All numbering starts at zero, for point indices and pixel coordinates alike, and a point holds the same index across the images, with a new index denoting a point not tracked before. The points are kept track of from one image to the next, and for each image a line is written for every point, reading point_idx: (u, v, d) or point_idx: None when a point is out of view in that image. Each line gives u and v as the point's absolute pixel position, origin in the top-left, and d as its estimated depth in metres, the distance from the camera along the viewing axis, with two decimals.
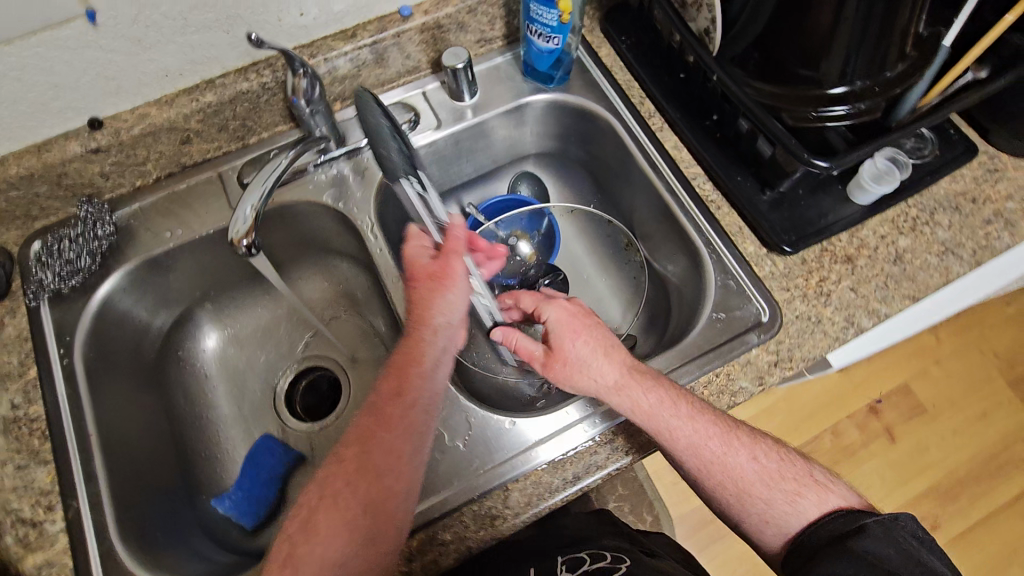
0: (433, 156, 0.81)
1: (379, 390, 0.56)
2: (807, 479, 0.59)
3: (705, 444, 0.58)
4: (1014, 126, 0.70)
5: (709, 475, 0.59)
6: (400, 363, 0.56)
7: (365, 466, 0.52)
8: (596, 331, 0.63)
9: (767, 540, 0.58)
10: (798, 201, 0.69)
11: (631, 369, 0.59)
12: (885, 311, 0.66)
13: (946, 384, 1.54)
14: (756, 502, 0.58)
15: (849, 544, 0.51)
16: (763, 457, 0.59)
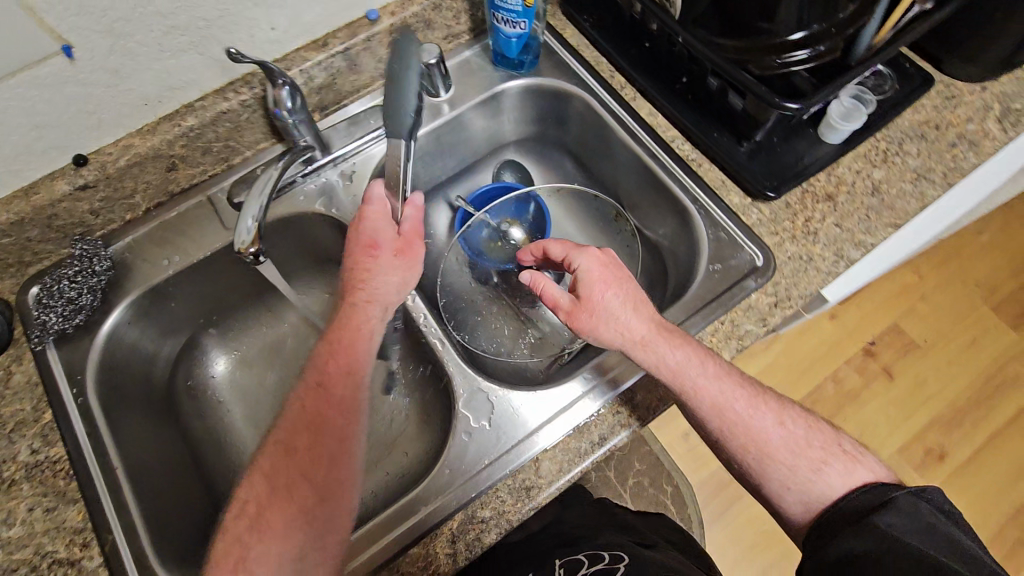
0: (416, 154, 0.82)
1: (324, 370, 0.60)
2: (835, 449, 0.60)
3: (732, 403, 0.60)
4: (963, 53, 0.74)
5: (734, 436, 0.61)
6: (341, 339, 0.61)
7: (314, 450, 0.57)
8: (628, 286, 0.63)
9: (790, 506, 0.60)
10: (774, 149, 0.72)
11: (658, 326, 0.61)
12: (871, 241, 0.69)
13: (934, 318, 1.59)
14: (779, 467, 0.60)
15: (875, 519, 0.52)
16: (790, 423, 0.61)
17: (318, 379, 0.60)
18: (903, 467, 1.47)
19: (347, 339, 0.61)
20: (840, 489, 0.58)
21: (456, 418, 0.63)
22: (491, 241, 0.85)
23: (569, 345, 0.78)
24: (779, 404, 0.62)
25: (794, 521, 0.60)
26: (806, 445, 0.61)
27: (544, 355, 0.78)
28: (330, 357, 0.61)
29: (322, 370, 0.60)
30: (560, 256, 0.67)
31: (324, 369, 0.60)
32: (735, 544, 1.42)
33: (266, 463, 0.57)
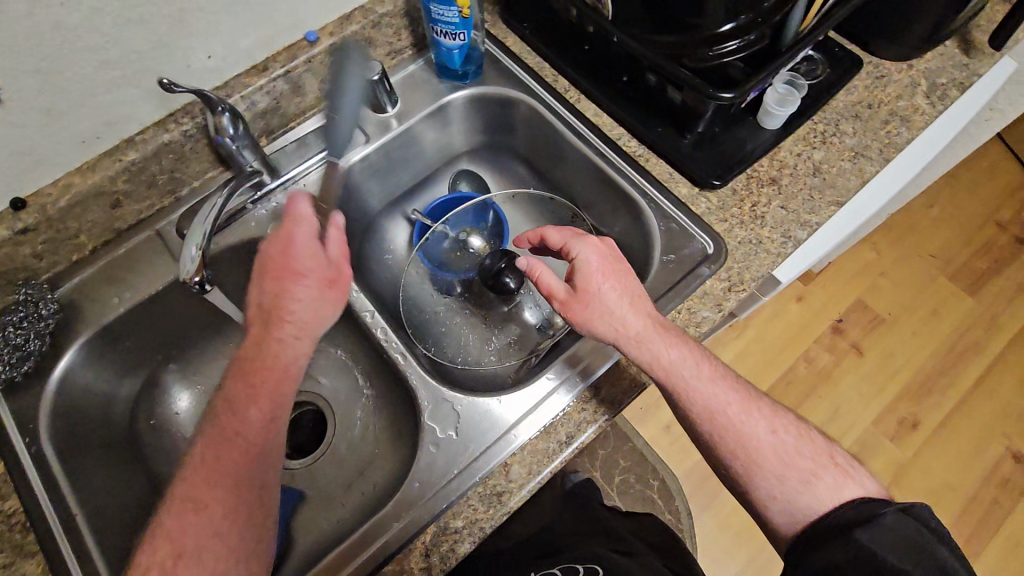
0: (368, 171, 0.82)
1: (233, 414, 0.58)
2: (826, 462, 0.63)
3: (725, 407, 0.63)
4: (887, 34, 0.78)
5: (724, 439, 0.63)
6: (252, 373, 0.59)
7: (223, 485, 0.55)
8: (626, 280, 0.64)
9: (775, 515, 0.62)
10: (717, 139, 0.74)
11: (654, 321, 0.62)
12: (816, 220, 0.71)
13: (896, 292, 1.64)
14: (767, 476, 0.62)
15: (862, 537, 0.56)
16: (783, 431, 0.64)
17: (224, 408, 0.58)
18: (879, 439, 1.50)
19: (252, 368, 0.59)
20: (827, 500, 0.60)
21: (424, 429, 0.63)
22: (452, 252, 0.85)
23: (537, 349, 0.78)
24: (773, 413, 0.64)
25: (777, 528, 0.63)
26: (795, 453, 0.63)
27: (512, 361, 0.79)
28: (239, 387, 0.59)
29: (229, 401, 0.58)
30: (558, 245, 0.67)
31: (234, 401, 0.58)
32: (724, 531, 1.43)
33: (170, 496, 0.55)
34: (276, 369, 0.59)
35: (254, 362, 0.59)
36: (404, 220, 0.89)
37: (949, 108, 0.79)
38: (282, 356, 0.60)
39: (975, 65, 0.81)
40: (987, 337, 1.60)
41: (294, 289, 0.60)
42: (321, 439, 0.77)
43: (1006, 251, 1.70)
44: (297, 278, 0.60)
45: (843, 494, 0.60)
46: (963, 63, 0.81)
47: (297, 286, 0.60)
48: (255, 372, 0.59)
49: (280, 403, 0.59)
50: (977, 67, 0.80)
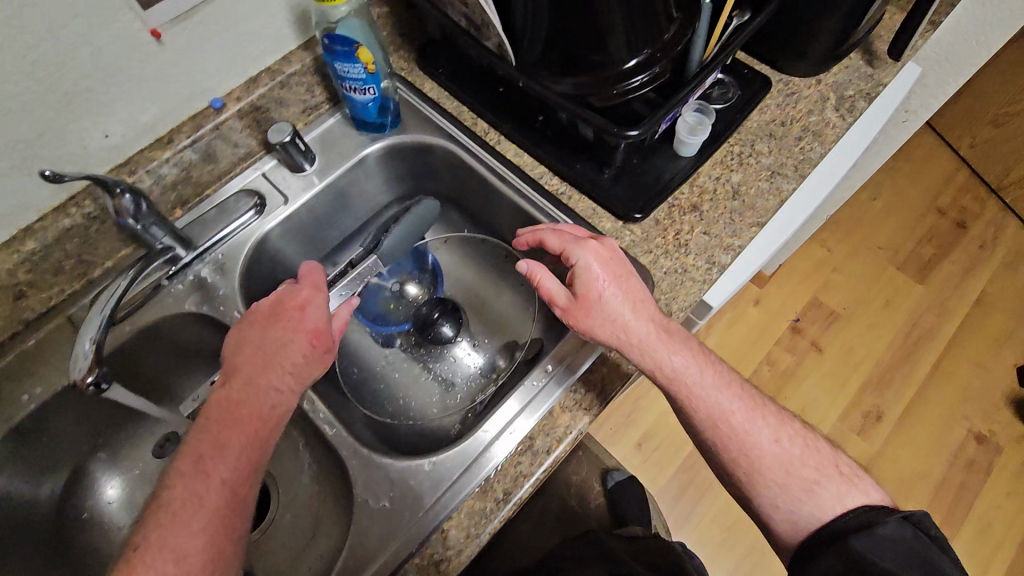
0: (292, 230, 0.80)
1: (213, 454, 0.54)
2: (831, 470, 0.63)
3: (728, 415, 0.64)
4: (791, 53, 0.79)
5: (728, 449, 0.63)
6: (232, 416, 0.57)
7: (199, 534, 0.50)
8: (628, 284, 0.64)
9: (779, 523, 0.62)
10: (636, 170, 0.74)
11: (656, 328, 0.63)
12: (738, 243, 0.71)
13: (849, 287, 1.66)
14: (770, 485, 0.63)
15: (859, 543, 0.55)
16: (787, 440, 0.64)
17: (197, 452, 0.54)
18: (846, 434, 1.51)
19: (227, 410, 0.57)
20: (829, 508, 0.60)
21: (355, 500, 0.60)
22: (389, 302, 0.84)
23: (480, 396, 0.77)
24: (778, 422, 0.65)
25: (780, 537, 0.63)
26: (800, 465, 0.63)
27: (454, 412, 0.77)
28: (214, 430, 0.56)
29: (201, 444, 0.55)
30: (558, 250, 0.67)
31: (210, 444, 0.55)
32: (705, 544, 1.42)
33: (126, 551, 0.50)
34: (257, 416, 0.58)
35: (229, 406, 0.58)
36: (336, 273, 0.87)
37: (858, 120, 0.80)
38: (266, 400, 0.59)
39: (879, 74, 0.83)
40: (939, 322, 1.62)
41: (281, 337, 0.62)
42: (263, 513, 0.74)
43: (948, 236, 1.73)
44: (288, 329, 0.63)
45: (845, 503, 0.60)
46: (867, 74, 0.83)
47: (288, 338, 0.62)
48: (237, 417, 0.57)
49: (258, 452, 0.57)
50: (882, 77, 0.83)
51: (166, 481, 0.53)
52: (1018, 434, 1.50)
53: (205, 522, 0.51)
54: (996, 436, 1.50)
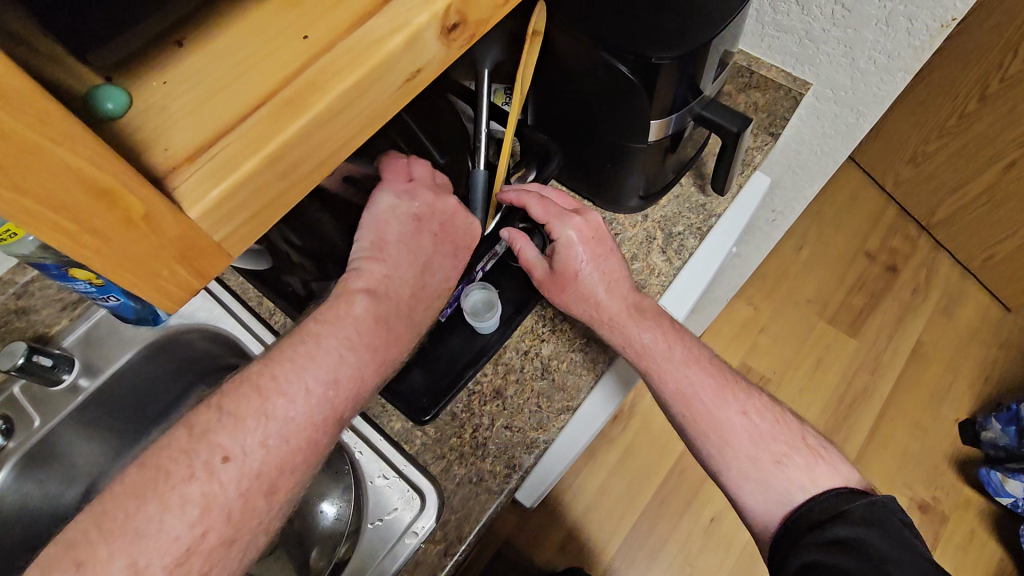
0: (58, 445, 0.69)
1: (335, 364, 0.45)
2: (798, 443, 0.63)
3: (696, 390, 0.63)
4: (606, 192, 0.71)
5: (697, 422, 0.63)
6: (375, 332, 0.48)
7: (295, 463, 0.43)
8: (606, 264, 0.63)
9: (751, 498, 0.62)
10: (428, 354, 0.64)
11: (629, 306, 0.62)
12: (543, 438, 0.62)
13: (778, 348, 1.57)
14: (738, 457, 0.62)
15: (835, 530, 0.55)
16: (755, 414, 0.64)
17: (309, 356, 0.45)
18: None
19: (378, 331, 0.48)
20: (797, 482, 0.60)
21: None
22: None
23: None
24: (745, 394, 0.64)
25: (757, 515, 0.62)
26: (769, 437, 0.63)
27: None
28: (347, 347, 0.46)
29: (330, 356, 0.45)
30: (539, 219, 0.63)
31: (342, 363, 0.45)
32: None
33: (211, 452, 0.41)
34: (393, 355, 0.49)
35: (379, 326, 0.48)
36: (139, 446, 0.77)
37: (688, 262, 0.72)
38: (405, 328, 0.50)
39: (711, 204, 0.74)
40: (873, 380, 1.54)
41: (434, 269, 0.53)
42: None
43: (879, 282, 1.64)
44: (449, 261, 0.54)
45: (814, 477, 0.60)
46: (699, 203, 0.74)
47: (438, 275, 0.53)
48: (352, 323, 0.47)
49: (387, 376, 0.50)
50: (714, 206, 0.74)
51: (265, 381, 0.43)
52: (962, 498, 1.43)
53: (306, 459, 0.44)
54: (940, 504, 1.43)
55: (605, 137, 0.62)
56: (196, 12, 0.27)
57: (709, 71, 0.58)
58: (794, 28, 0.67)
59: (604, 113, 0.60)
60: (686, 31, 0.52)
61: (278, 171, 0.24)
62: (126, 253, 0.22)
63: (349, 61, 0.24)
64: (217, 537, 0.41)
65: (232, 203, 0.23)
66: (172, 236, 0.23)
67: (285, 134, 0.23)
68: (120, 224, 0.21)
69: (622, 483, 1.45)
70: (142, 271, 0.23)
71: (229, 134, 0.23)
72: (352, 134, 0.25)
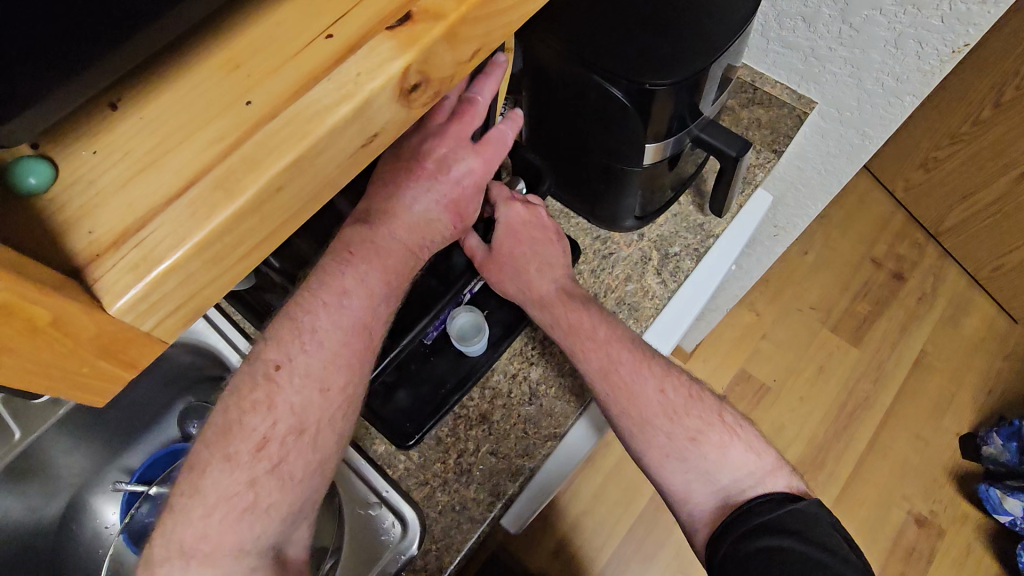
0: (37, 456, 0.69)
1: (344, 288, 0.45)
2: (715, 420, 0.55)
3: (614, 365, 0.55)
4: (600, 211, 0.69)
5: (614, 402, 0.55)
6: (371, 260, 0.46)
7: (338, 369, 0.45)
8: (541, 248, 0.60)
9: (671, 478, 0.55)
10: (415, 376, 0.63)
11: (557, 287, 0.59)
12: (529, 466, 0.61)
13: (780, 355, 1.54)
14: (657, 434, 0.55)
15: (771, 544, 0.47)
16: (672, 389, 0.56)
17: (341, 288, 0.45)
18: None
19: (371, 255, 0.46)
20: (712, 462, 0.54)
21: None
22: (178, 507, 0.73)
23: None
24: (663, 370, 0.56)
25: (676, 495, 0.55)
26: (684, 413, 0.55)
27: None
28: (367, 273, 0.46)
29: (336, 282, 0.45)
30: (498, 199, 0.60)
31: (351, 282, 0.46)
32: None
33: (265, 365, 0.44)
34: (396, 274, 0.48)
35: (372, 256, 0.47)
36: (126, 457, 0.77)
37: (683, 284, 0.70)
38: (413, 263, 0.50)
39: (709, 223, 0.73)
40: (875, 390, 1.52)
41: (424, 207, 0.49)
42: None
43: (884, 290, 1.61)
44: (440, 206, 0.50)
45: (726, 456, 0.54)
46: (696, 222, 0.73)
47: (428, 213, 0.50)
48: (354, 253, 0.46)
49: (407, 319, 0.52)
50: (712, 226, 0.72)
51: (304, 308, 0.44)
52: (960, 513, 1.42)
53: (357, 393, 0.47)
54: (938, 518, 1.42)
55: (598, 159, 0.61)
56: (129, 76, 0.27)
57: (708, 92, 0.56)
58: (800, 45, 0.64)
59: (598, 133, 0.58)
60: (683, 55, 0.50)
61: (217, 249, 0.24)
62: (33, 365, 0.21)
63: (291, 136, 0.24)
64: (288, 426, 0.43)
65: (163, 289, 0.23)
66: (88, 336, 0.22)
67: (221, 212, 0.23)
68: (23, 335, 0.20)
69: (617, 488, 1.44)
70: (53, 370, 0.22)
71: (160, 215, 0.23)
72: (298, 205, 0.26)
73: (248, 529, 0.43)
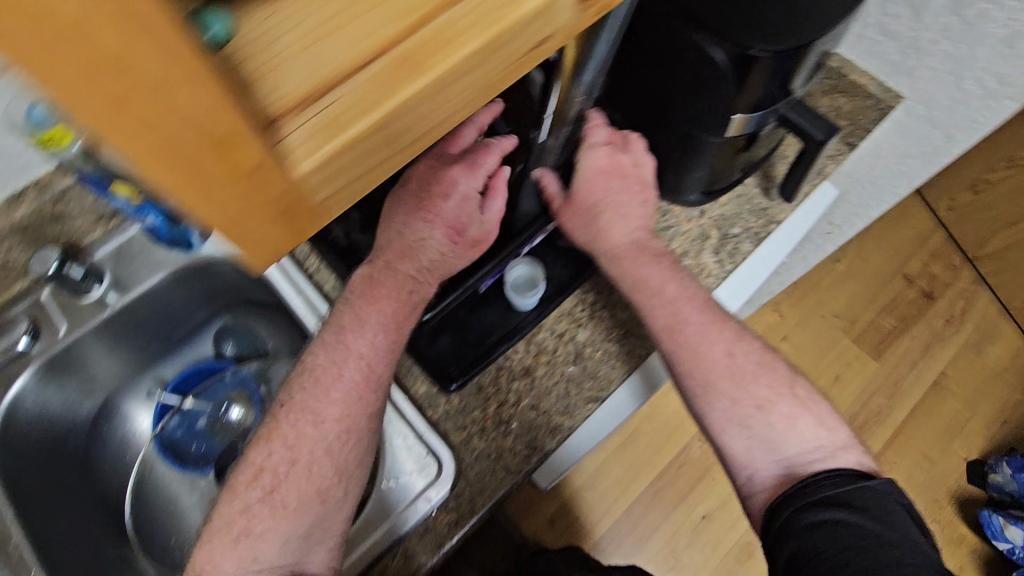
0: (79, 353, 0.69)
1: (341, 326, 0.55)
2: (786, 391, 0.56)
3: (684, 323, 0.57)
4: (668, 180, 0.67)
5: (681, 360, 0.57)
6: (368, 295, 0.56)
7: (335, 399, 0.54)
8: (625, 197, 0.61)
9: (732, 443, 0.55)
10: (461, 323, 0.63)
11: (634, 240, 0.60)
12: (568, 424, 0.62)
13: (798, 359, 1.54)
14: (722, 393, 0.56)
15: (837, 517, 0.47)
16: (742, 355, 0.57)
17: (340, 327, 0.55)
18: None
19: (367, 288, 0.56)
20: (779, 432, 0.54)
21: None
22: (210, 424, 0.74)
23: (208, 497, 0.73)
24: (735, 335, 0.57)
25: (736, 461, 0.55)
26: (751, 380, 0.56)
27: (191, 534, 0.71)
28: (369, 310, 0.55)
29: (337, 319, 0.56)
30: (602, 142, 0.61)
31: (347, 320, 0.55)
32: None
33: (277, 407, 0.55)
34: (388, 301, 0.55)
35: (371, 287, 0.56)
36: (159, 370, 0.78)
37: (740, 266, 0.69)
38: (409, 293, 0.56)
39: (773, 209, 0.71)
40: (889, 405, 1.52)
41: (415, 231, 0.56)
42: None
43: (912, 307, 1.59)
44: (436, 231, 0.55)
45: (794, 427, 0.54)
46: (761, 206, 0.71)
47: (422, 237, 0.55)
48: (355, 298, 0.56)
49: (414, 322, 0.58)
50: (775, 213, 0.71)
51: (313, 346, 0.56)
52: (957, 535, 1.43)
53: (361, 421, 0.54)
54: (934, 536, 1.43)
55: (680, 125, 0.59)
56: None
57: (804, 72, 0.54)
58: (901, 34, 0.62)
59: (685, 98, 0.56)
60: (794, 24, 0.47)
61: (392, 132, 0.24)
62: (232, 205, 0.22)
63: (478, 24, 0.23)
64: (285, 458, 0.53)
65: (335, 163, 0.23)
66: (279, 191, 0.22)
67: (405, 92, 0.23)
68: (229, 177, 0.21)
69: (619, 468, 1.45)
70: (242, 221, 0.23)
71: (340, 86, 0.22)
72: (461, 101, 0.25)
73: (245, 551, 0.52)
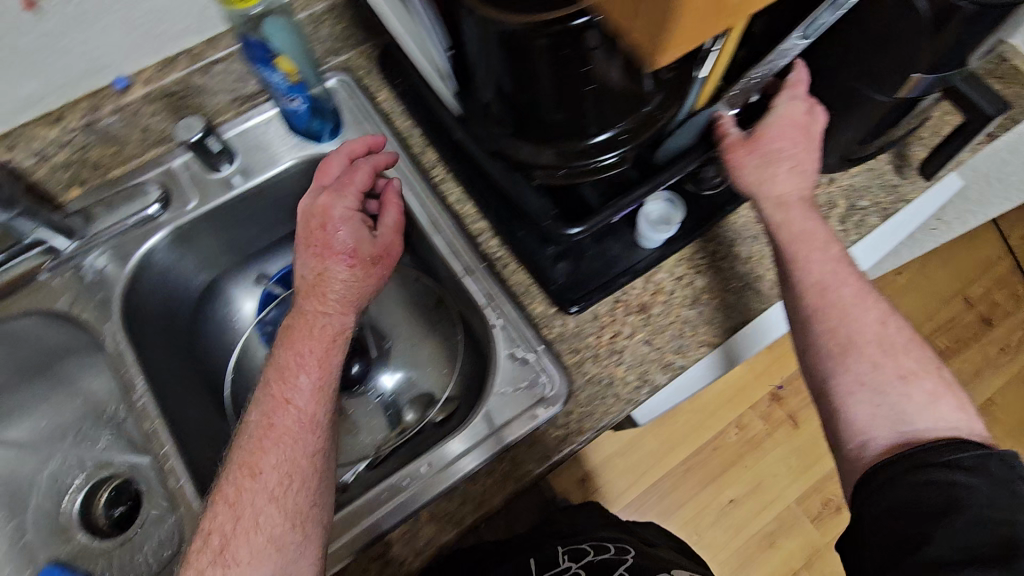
0: (201, 230, 0.71)
1: (270, 386, 0.55)
2: (933, 370, 0.57)
3: (837, 286, 0.59)
4: None
5: (826, 318, 0.58)
6: (291, 344, 0.57)
7: (265, 441, 0.53)
8: (802, 151, 0.60)
9: (857, 409, 0.56)
10: (584, 253, 0.64)
11: (802, 195, 0.61)
12: (680, 362, 0.62)
13: None
14: (864, 358, 0.57)
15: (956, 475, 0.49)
16: (893, 326, 0.58)
17: (269, 382, 0.56)
18: (799, 517, 1.44)
19: (301, 330, 0.57)
20: (921, 404, 0.55)
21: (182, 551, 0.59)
22: None
23: None
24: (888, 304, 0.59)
25: (854, 425, 0.56)
26: (901, 352, 0.57)
27: None
28: (304, 349, 0.57)
29: (274, 373, 0.56)
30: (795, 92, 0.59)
31: (288, 369, 0.56)
32: None
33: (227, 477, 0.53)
34: (313, 344, 0.57)
35: (301, 335, 0.57)
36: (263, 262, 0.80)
37: (863, 238, 0.69)
38: (324, 328, 0.58)
39: (904, 187, 0.70)
40: None
41: (332, 267, 0.59)
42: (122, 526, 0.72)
43: (968, 331, 1.57)
44: (344, 266, 0.59)
45: (936, 404, 0.55)
46: (891, 183, 0.70)
47: (334, 273, 0.59)
48: (287, 352, 0.57)
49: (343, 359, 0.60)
50: (906, 191, 0.70)
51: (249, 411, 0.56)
52: None
53: (302, 463, 0.53)
54: None
55: (846, 79, 0.57)
56: None
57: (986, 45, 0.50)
58: None
59: (863, 51, 0.54)
60: None
61: None
62: None
63: None
64: (223, 519, 0.51)
65: None
66: None
67: None
68: None
69: (652, 442, 1.47)
70: None
71: None
72: None
73: None
